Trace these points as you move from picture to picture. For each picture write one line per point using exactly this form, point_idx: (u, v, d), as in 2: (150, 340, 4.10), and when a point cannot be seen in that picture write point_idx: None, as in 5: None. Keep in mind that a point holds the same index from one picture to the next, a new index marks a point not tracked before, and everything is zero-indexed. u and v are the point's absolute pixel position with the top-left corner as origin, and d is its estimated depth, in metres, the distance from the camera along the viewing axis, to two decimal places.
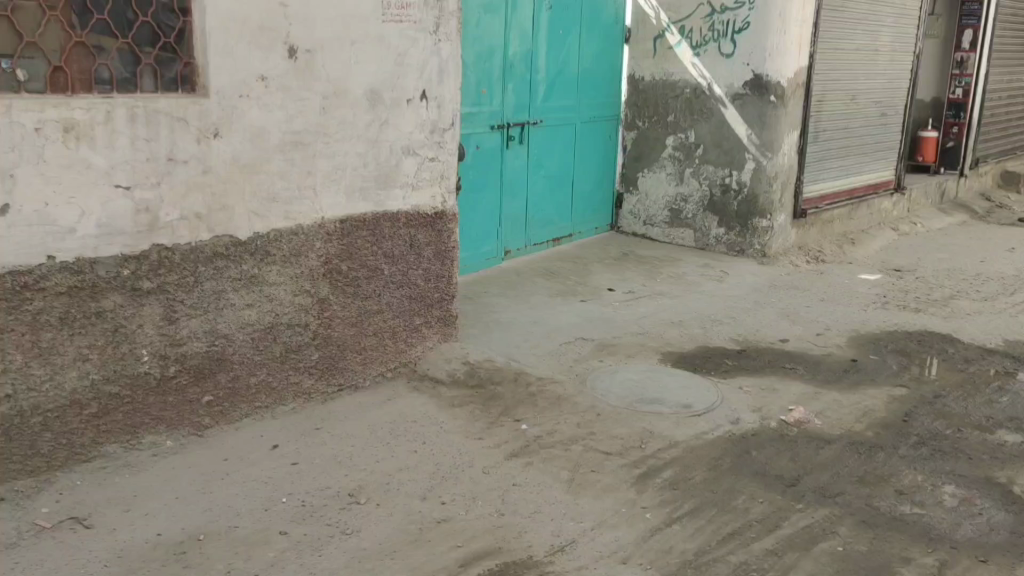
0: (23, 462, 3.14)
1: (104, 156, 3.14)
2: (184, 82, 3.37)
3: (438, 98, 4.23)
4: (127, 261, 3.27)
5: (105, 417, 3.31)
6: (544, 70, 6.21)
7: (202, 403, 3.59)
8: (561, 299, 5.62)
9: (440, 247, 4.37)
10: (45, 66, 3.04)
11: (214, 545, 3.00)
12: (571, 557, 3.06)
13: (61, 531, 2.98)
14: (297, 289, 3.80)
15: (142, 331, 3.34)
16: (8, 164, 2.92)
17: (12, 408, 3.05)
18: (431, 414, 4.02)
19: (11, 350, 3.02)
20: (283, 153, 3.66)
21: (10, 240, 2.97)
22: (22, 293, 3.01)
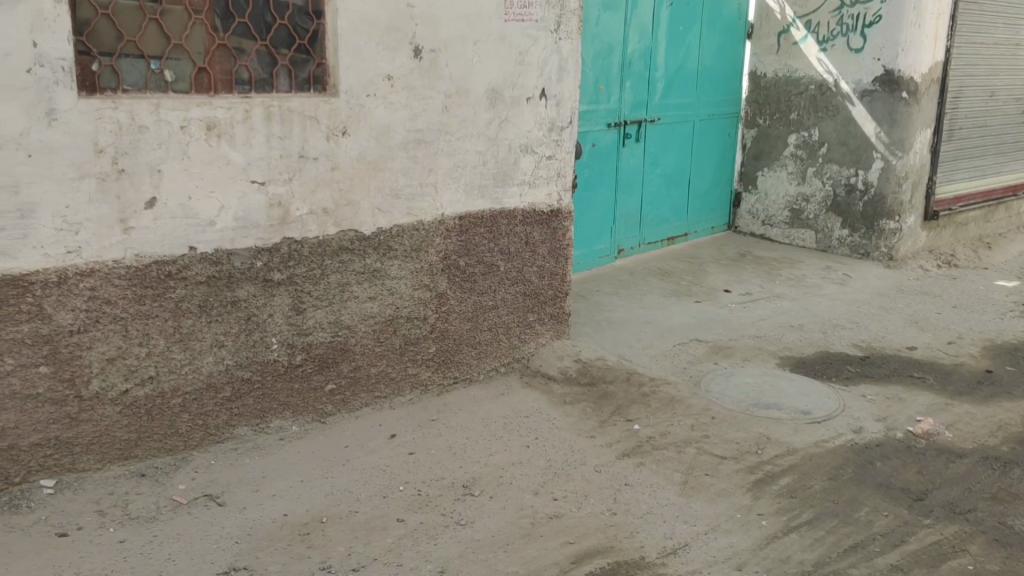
0: (163, 440, 3.34)
1: (242, 153, 3.30)
2: (316, 82, 3.51)
3: (558, 96, 4.25)
4: (260, 253, 3.43)
5: (237, 401, 3.49)
6: (662, 67, 6.14)
7: (325, 391, 3.74)
8: (674, 299, 5.55)
9: (555, 244, 4.40)
10: (190, 68, 3.22)
11: (336, 528, 3.12)
12: (684, 561, 3.03)
13: (196, 507, 3.16)
14: (417, 283, 3.90)
15: (272, 321, 3.50)
16: (156, 160, 3.11)
17: (154, 389, 3.26)
18: (544, 410, 4.05)
19: (155, 335, 3.22)
20: (407, 151, 3.76)
21: (156, 231, 3.17)
22: (165, 281, 3.21)
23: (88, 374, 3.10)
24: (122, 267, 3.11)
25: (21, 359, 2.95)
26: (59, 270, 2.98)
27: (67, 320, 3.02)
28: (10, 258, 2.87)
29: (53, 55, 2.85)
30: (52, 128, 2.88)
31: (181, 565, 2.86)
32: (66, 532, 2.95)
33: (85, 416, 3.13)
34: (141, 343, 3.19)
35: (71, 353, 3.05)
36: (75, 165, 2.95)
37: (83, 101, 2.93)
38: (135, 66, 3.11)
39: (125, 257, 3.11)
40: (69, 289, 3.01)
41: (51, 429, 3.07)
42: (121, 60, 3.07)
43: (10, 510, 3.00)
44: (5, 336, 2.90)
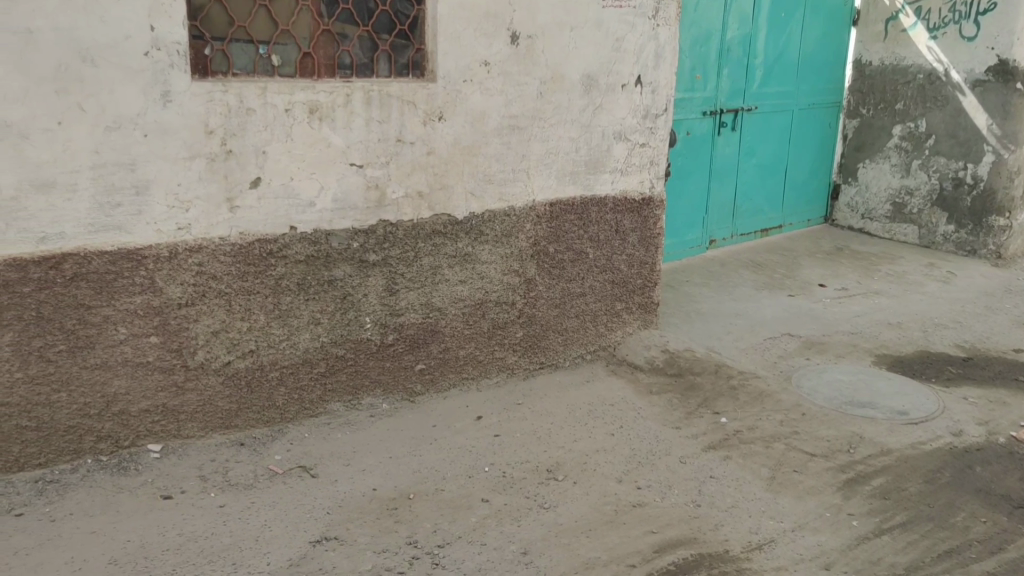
0: (261, 412, 3.48)
1: (342, 136, 3.39)
2: (415, 67, 3.58)
3: (653, 83, 4.21)
4: (356, 234, 3.53)
5: (331, 377, 3.60)
6: (761, 54, 6.00)
7: (415, 371, 3.82)
8: (766, 293, 5.44)
9: (646, 233, 4.37)
10: (296, 53, 3.33)
11: (422, 504, 3.19)
12: (770, 557, 2.98)
13: (291, 477, 3.28)
14: (507, 268, 3.94)
15: (366, 301, 3.60)
16: (261, 142, 3.23)
17: (254, 362, 3.39)
18: (629, 399, 4.04)
19: (256, 310, 3.36)
20: (501, 136, 3.79)
21: (260, 210, 3.29)
22: (267, 259, 3.34)
23: (194, 345, 3.25)
24: (227, 244, 3.24)
25: (133, 329, 3.11)
26: (170, 246, 3.13)
27: (176, 293, 3.17)
28: (126, 233, 3.03)
29: (169, 39, 2.98)
30: (166, 110, 3.02)
31: (276, 531, 2.98)
32: (171, 495, 3.11)
33: (190, 385, 3.28)
34: (243, 317, 3.33)
35: (179, 325, 3.20)
36: (187, 145, 3.09)
37: (195, 84, 3.06)
38: (244, 50, 3.23)
39: (230, 234, 3.25)
40: (178, 264, 3.16)
41: (159, 396, 3.23)
42: (232, 44, 3.19)
43: (120, 471, 3.17)
44: (120, 307, 3.07)
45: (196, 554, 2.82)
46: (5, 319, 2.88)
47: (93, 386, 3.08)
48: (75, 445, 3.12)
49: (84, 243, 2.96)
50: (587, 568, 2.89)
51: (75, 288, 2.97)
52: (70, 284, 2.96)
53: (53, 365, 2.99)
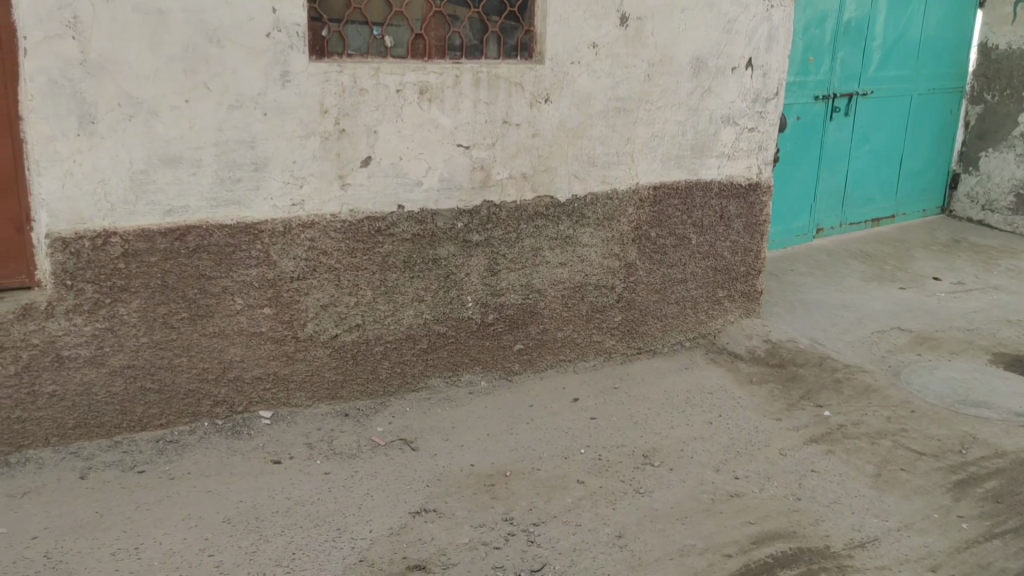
0: (365, 384, 3.59)
1: (450, 117, 3.44)
2: (523, 49, 3.59)
3: (765, 66, 4.10)
4: (461, 214, 3.58)
5: (433, 353, 3.68)
6: (879, 37, 5.77)
7: (514, 351, 3.86)
8: (875, 285, 5.25)
9: (751, 219, 4.29)
10: (408, 34, 3.39)
11: (518, 482, 3.23)
12: (873, 555, 2.90)
13: (393, 449, 3.38)
14: (607, 252, 3.93)
15: (469, 280, 3.66)
16: (373, 122, 3.31)
17: (360, 336, 3.50)
18: (729, 388, 3.99)
19: (363, 286, 3.45)
20: (607, 118, 3.77)
21: (369, 189, 3.38)
22: (375, 236, 3.43)
23: (305, 317, 3.37)
24: (338, 220, 3.35)
25: (249, 300, 3.25)
26: (285, 220, 3.25)
27: (289, 267, 3.29)
28: (244, 208, 3.16)
29: (289, 21, 3.08)
30: (285, 90, 3.12)
31: (378, 500, 3.07)
32: (280, 460, 3.24)
33: (300, 355, 3.41)
34: (351, 292, 3.43)
35: (291, 297, 3.32)
36: (303, 124, 3.19)
37: (313, 64, 3.15)
38: (359, 31, 3.31)
39: (340, 211, 3.34)
40: (292, 239, 3.27)
41: (271, 365, 3.37)
42: (348, 26, 3.28)
43: (234, 434, 3.32)
44: (237, 278, 3.21)
45: (303, 518, 2.94)
46: (133, 286, 3.04)
47: (210, 352, 3.23)
48: (193, 408, 3.28)
49: (206, 216, 3.11)
50: (682, 555, 2.88)
51: (197, 259, 3.12)
52: (193, 255, 3.11)
53: (175, 332, 3.15)
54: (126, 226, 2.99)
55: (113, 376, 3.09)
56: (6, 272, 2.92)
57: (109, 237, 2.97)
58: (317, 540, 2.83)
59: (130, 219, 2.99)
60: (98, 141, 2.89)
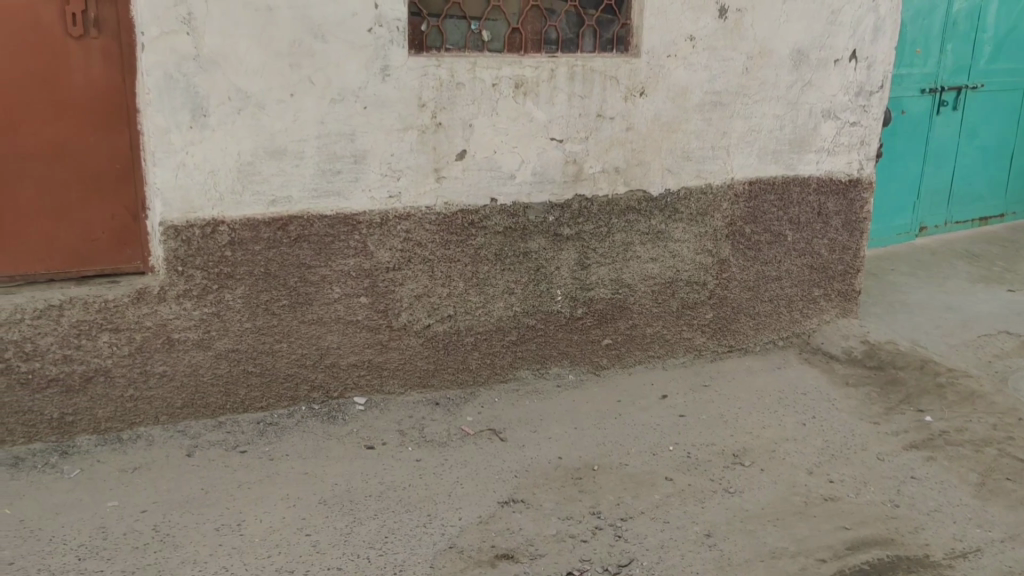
0: (455, 374, 3.64)
1: (544, 111, 3.46)
2: (619, 43, 3.59)
3: (869, 59, 3.98)
4: (553, 208, 3.59)
5: (522, 345, 3.70)
6: (992, 27, 5.51)
7: (603, 346, 3.85)
8: (981, 287, 5.03)
9: (850, 217, 4.17)
10: (505, 28, 3.42)
11: (606, 477, 3.23)
12: (975, 566, 2.80)
13: (482, 439, 3.42)
14: (700, 248, 3.88)
15: (559, 273, 3.67)
16: (469, 116, 3.35)
17: (451, 326, 3.56)
18: (824, 389, 3.89)
19: (456, 278, 3.51)
20: (702, 112, 3.72)
21: (464, 182, 3.42)
22: (468, 229, 3.47)
23: (399, 307, 3.44)
24: (433, 213, 3.40)
25: (347, 289, 3.34)
26: (382, 212, 3.32)
27: (385, 257, 3.37)
28: (344, 199, 3.25)
29: (390, 16, 3.14)
30: (384, 84, 3.19)
31: (467, 489, 3.12)
32: (373, 445, 3.32)
33: (393, 344, 3.49)
34: (443, 283, 3.49)
35: (387, 287, 3.40)
36: (401, 117, 3.25)
37: (412, 59, 3.21)
38: (457, 26, 3.36)
39: (435, 204, 3.40)
40: (388, 230, 3.35)
41: (365, 352, 3.45)
42: (446, 20, 3.34)
43: (329, 419, 3.42)
44: (335, 267, 3.30)
45: (395, 502, 3.01)
46: (238, 273, 3.16)
47: (309, 339, 3.34)
48: (292, 392, 3.39)
49: (307, 207, 3.21)
50: (774, 557, 2.83)
51: (298, 248, 3.22)
52: (295, 245, 3.22)
53: (277, 318, 3.26)
54: (233, 216, 3.11)
55: (218, 359, 3.22)
56: (124, 258, 3.12)
57: (217, 226, 3.10)
58: (408, 525, 2.90)
59: (237, 209, 3.11)
60: (209, 134, 3.01)
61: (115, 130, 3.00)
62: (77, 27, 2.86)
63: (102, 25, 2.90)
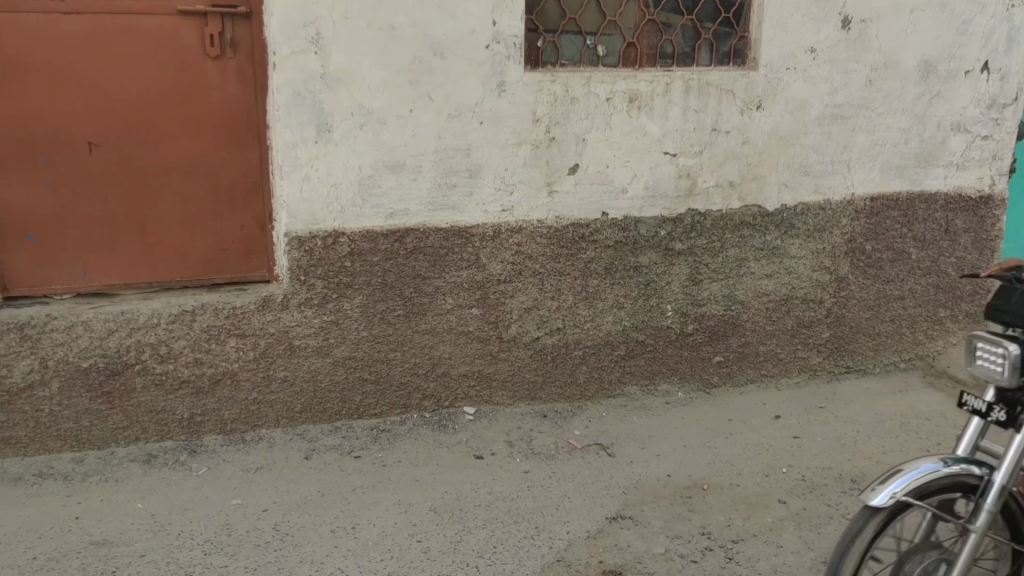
0: (563, 387, 3.65)
1: (658, 125, 3.44)
2: (737, 55, 3.55)
3: (1004, 69, 3.79)
4: (665, 222, 3.57)
5: (630, 360, 3.68)
6: None
7: (713, 363, 3.79)
8: None
9: (981, 235, 3.97)
10: (620, 42, 3.44)
11: (717, 497, 3.16)
12: None
13: (589, 454, 3.41)
14: (817, 265, 3.78)
15: (669, 288, 3.64)
16: (583, 130, 3.37)
17: (560, 339, 3.57)
18: (948, 415, 3.71)
19: (565, 291, 3.52)
20: (822, 126, 3.62)
21: (576, 196, 3.44)
22: (579, 242, 3.48)
23: (509, 319, 3.48)
24: (544, 226, 3.43)
25: (459, 300, 3.40)
26: (494, 225, 3.37)
27: (496, 270, 3.41)
28: (458, 213, 3.32)
29: (508, 32, 3.20)
30: (500, 99, 3.24)
31: (575, 503, 3.11)
32: (482, 455, 3.36)
33: (503, 355, 3.52)
34: (553, 296, 3.51)
35: (498, 299, 3.44)
36: (516, 132, 3.30)
37: (527, 75, 3.26)
38: (573, 42, 3.39)
39: (547, 218, 3.43)
40: (501, 243, 3.39)
41: (476, 363, 3.50)
42: (562, 36, 3.37)
43: (440, 428, 3.48)
44: (448, 279, 3.37)
45: (504, 513, 3.03)
46: (357, 284, 3.27)
47: (422, 348, 3.41)
48: (404, 400, 3.47)
49: (423, 220, 3.29)
50: None
51: (413, 259, 3.31)
52: (410, 257, 3.30)
53: (391, 327, 3.35)
54: (353, 228, 3.22)
55: (336, 366, 3.33)
56: (251, 267, 3.27)
57: (338, 237, 3.21)
58: (517, 537, 2.91)
59: (357, 221, 3.22)
60: (332, 149, 3.13)
61: (246, 146, 3.15)
62: (215, 48, 3.01)
63: (237, 46, 3.05)
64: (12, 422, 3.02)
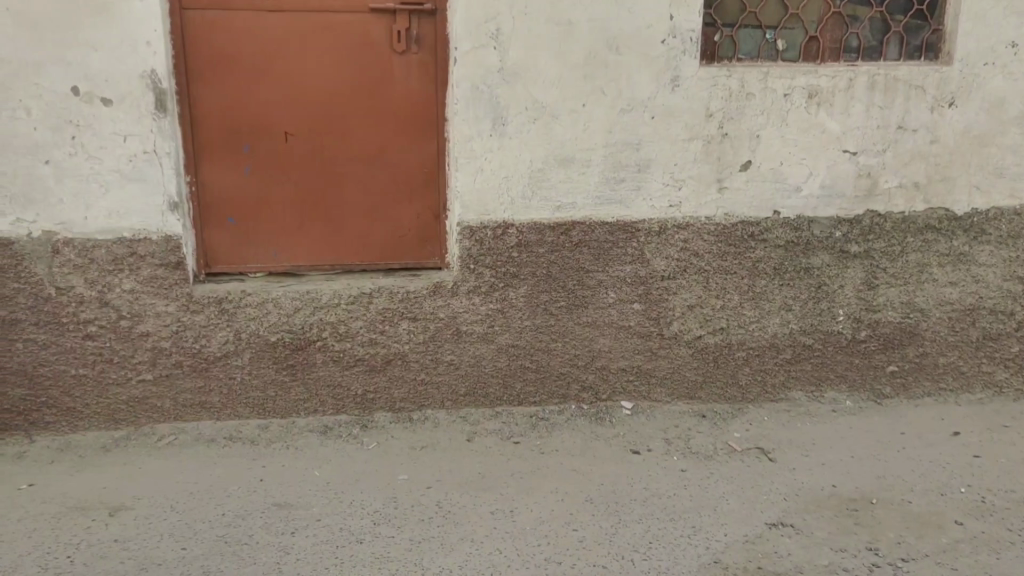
0: (724, 389, 3.58)
1: (838, 122, 3.32)
2: (929, 50, 3.39)
3: None
4: (841, 223, 3.44)
5: (797, 364, 3.57)
6: None
7: (886, 372, 3.62)
8: None
9: None
10: (802, 36, 3.34)
11: (886, 512, 2.97)
12: None
13: (749, 457, 3.31)
14: (1008, 274, 3.55)
15: (842, 292, 3.50)
16: (757, 126, 3.29)
17: (723, 339, 3.51)
18: None
19: (731, 290, 3.46)
20: (1021, 126, 3.40)
21: (747, 193, 3.37)
22: (747, 241, 3.41)
23: (671, 315, 3.45)
24: (713, 223, 3.38)
25: (622, 294, 3.41)
26: (661, 221, 3.35)
27: (661, 265, 3.40)
28: (625, 208, 3.33)
29: (685, 27, 3.17)
30: (674, 94, 3.23)
31: (733, 505, 3.00)
32: (639, 451, 3.34)
33: (664, 352, 3.50)
34: (718, 295, 3.45)
35: (661, 295, 3.43)
36: (688, 127, 3.27)
37: (702, 69, 3.22)
38: (752, 35, 3.32)
39: (715, 214, 3.38)
40: (666, 239, 3.37)
41: (636, 358, 3.50)
42: (741, 30, 3.31)
43: (597, 421, 3.51)
44: (612, 273, 3.38)
45: (660, 510, 2.96)
46: (523, 274, 3.34)
47: (583, 340, 3.45)
48: (563, 391, 3.52)
49: (590, 214, 3.32)
50: None
51: (578, 252, 3.35)
52: (575, 250, 3.34)
53: (554, 318, 3.41)
54: (522, 220, 3.30)
55: (499, 353, 3.42)
56: (424, 254, 3.41)
57: (507, 228, 3.29)
58: (673, 534, 2.82)
59: (526, 214, 3.29)
60: (506, 142, 3.21)
61: (425, 138, 3.29)
62: (402, 43, 3.16)
63: (421, 42, 3.19)
64: (208, 388, 3.30)
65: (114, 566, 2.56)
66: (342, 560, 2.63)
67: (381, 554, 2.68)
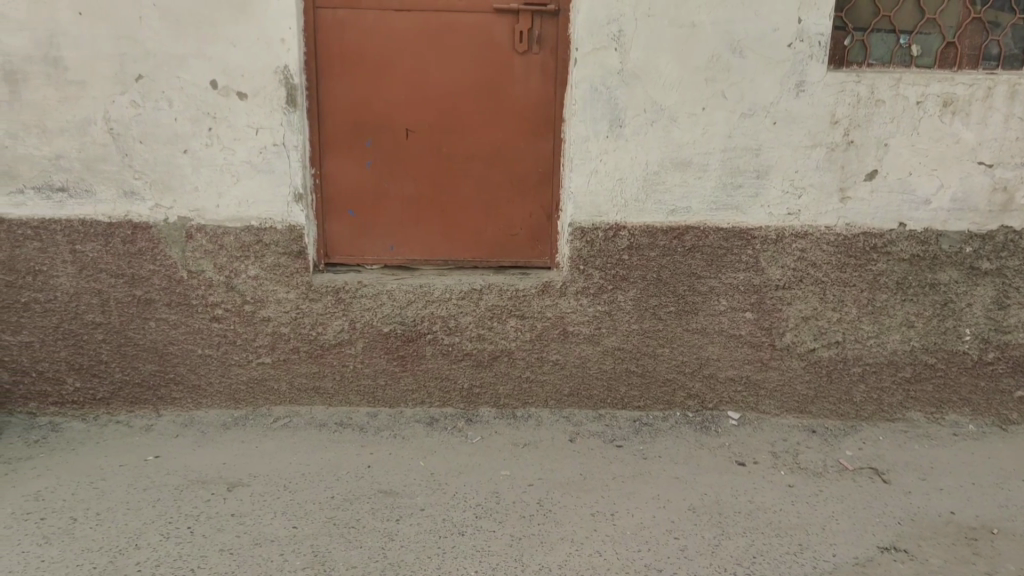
0: (837, 404, 3.48)
1: (974, 132, 3.17)
2: None
3: None
4: (972, 238, 3.28)
5: (917, 383, 3.44)
6: None
7: (1014, 397, 3.46)
8: None
9: None
10: (939, 42, 3.21)
11: (1008, 544, 2.81)
12: None
13: (861, 476, 3.20)
14: None
15: (969, 311, 3.35)
16: (886, 134, 3.17)
17: (839, 353, 3.40)
18: None
19: (849, 303, 3.34)
20: None
21: (872, 203, 3.25)
22: (869, 253, 3.29)
23: (784, 326, 3.37)
24: (833, 233, 3.28)
25: (733, 302, 3.35)
26: (779, 229, 3.27)
27: (777, 274, 3.32)
28: (742, 214, 3.26)
29: (814, 31, 3.08)
30: (798, 99, 3.14)
31: (842, 525, 2.90)
32: (745, 462, 3.27)
33: (775, 364, 3.42)
34: (835, 307, 3.35)
35: (774, 305, 3.35)
36: (812, 133, 3.17)
37: (830, 75, 3.12)
38: (884, 40, 3.21)
39: (837, 224, 3.27)
40: (783, 247, 3.29)
41: (745, 368, 3.43)
42: (873, 34, 3.20)
43: (702, 429, 3.45)
44: (725, 280, 3.32)
45: (765, 524, 2.89)
46: (633, 276, 3.32)
47: (691, 347, 3.40)
48: (669, 397, 3.48)
49: (704, 219, 3.27)
50: None
51: (691, 257, 3.30)
52: (688, 254, 3.30)
53: (663, 323, 3.37)
54: (635, 223, 3.28)
55: (605, 355, 3.41)
56: (536, 254, 3.44)
57: (619, 230, 3.28)
58: (778, 550, 2.75)
59: (640, 216, 3.27)
60: (623, 144, 3.20)
61: (542, 138, 3.31)
62: (523, 44, 3.18)
63: (543, 42, 3.21)
64: (322, 374, 3.41)
65: (231, 539, 2.68)
66: (444, 550, 2.68)
67: (482, 546, 2.71)
